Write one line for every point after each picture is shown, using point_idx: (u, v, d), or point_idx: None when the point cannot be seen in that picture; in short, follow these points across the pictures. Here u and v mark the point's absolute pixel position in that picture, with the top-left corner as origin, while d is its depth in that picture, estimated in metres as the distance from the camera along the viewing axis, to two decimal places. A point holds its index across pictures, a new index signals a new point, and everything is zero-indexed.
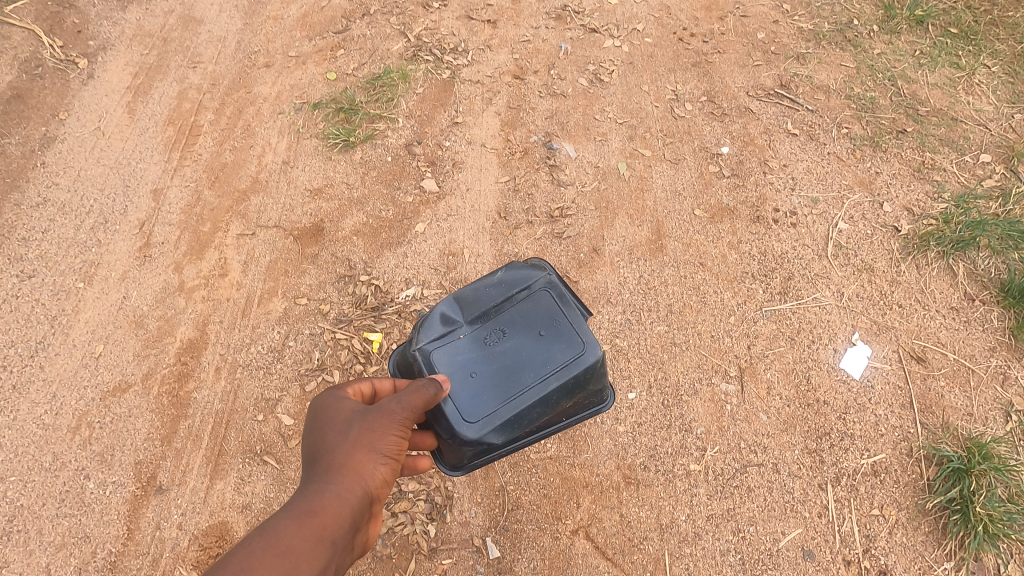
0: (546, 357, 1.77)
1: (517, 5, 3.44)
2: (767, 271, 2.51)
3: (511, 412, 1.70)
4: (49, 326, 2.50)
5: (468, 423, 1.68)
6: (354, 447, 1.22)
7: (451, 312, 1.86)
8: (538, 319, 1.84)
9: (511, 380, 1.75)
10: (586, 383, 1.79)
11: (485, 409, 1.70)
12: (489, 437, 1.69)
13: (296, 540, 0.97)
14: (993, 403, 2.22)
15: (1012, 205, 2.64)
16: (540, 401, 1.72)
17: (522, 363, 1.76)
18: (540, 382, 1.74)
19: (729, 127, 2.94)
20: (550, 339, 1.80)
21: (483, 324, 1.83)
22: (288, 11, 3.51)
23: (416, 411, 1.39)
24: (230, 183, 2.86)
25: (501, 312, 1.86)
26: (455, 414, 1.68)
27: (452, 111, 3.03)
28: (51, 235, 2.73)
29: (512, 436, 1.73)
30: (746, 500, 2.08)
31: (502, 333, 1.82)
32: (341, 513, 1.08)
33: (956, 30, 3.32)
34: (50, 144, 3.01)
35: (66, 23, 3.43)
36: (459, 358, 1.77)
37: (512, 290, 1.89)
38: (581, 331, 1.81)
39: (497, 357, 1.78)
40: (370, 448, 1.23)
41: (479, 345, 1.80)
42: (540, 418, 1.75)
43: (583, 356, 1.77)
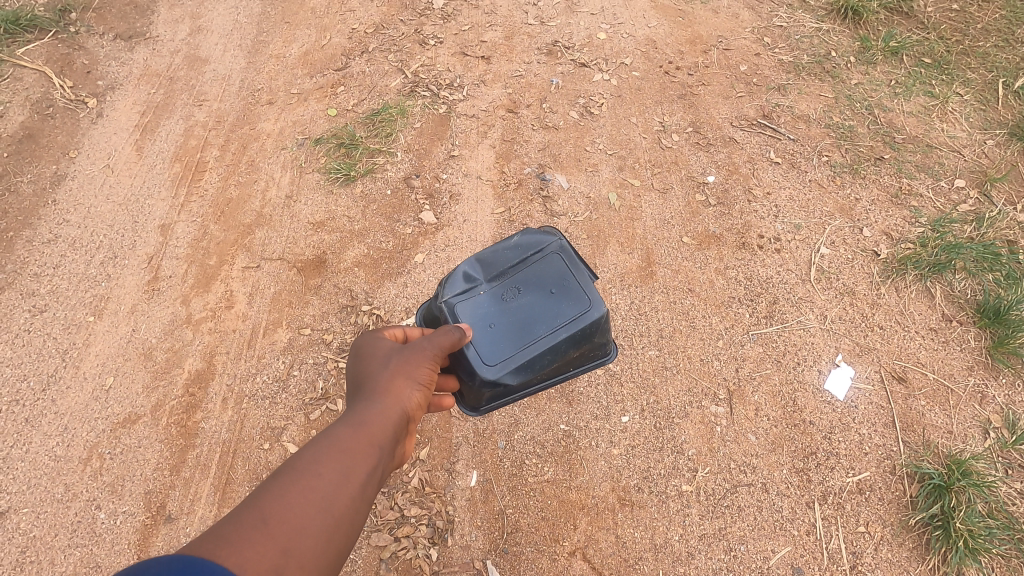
0: (557, 310, 1.89)
1: (510, 42, 3.60)
2: (753, 296, 2.61)
3: (524, 357, 1.81)
4: (60, 359, 2.59)
5: (485, 366, 1.79)
6: (395, 373, 1.38)
7: (470, 270, 1.99)
8: (549, 278, 1.96)
9: (525, 330, 1.86)
10: (593, 336, 1.90)
11: (501, 354, 1.81)
12: (505, 380, 1.80)
13: (350, 443, 1.14)
14: (972, 421, 2.31)
15: (986, 229, 2.76)
16: (552, 349, 1.83)
17: (535, 316, 1.87)
18: (551, 332, 1.84)
19: (714, 156, 3.07)
20: (560, 295, 1.92)
21: (500, 281, 1.96)
22: (290, 49, 3.65)
23: (447, 349, 1.55)
24: (235, 217, 2.97)
25: (516, 271, 1.98)
26: (474, 356, 1.79)
27: (449, 145, 3.15)
28: (62, 271, 2.83)
29: (526, 380, 1.84)
30: (737, 519, 2.15)
31: (517, 290, 1.94)
32: (388, 424, 1.25)
33: (929, 60, 3.48)
34: (60, 182, 3.12)
35: (76, 64, 3.56)
36: (477, 310, 1.89)
37: (526, 252, 2.02)
38: (589, 290, 1.93)
39: (512, 310, 1.89)
40: (409, 375, 1.40)
41: (496, 299, 1.92)
42: (550, 366, 1.85)
43: (590, 311, 1.88)
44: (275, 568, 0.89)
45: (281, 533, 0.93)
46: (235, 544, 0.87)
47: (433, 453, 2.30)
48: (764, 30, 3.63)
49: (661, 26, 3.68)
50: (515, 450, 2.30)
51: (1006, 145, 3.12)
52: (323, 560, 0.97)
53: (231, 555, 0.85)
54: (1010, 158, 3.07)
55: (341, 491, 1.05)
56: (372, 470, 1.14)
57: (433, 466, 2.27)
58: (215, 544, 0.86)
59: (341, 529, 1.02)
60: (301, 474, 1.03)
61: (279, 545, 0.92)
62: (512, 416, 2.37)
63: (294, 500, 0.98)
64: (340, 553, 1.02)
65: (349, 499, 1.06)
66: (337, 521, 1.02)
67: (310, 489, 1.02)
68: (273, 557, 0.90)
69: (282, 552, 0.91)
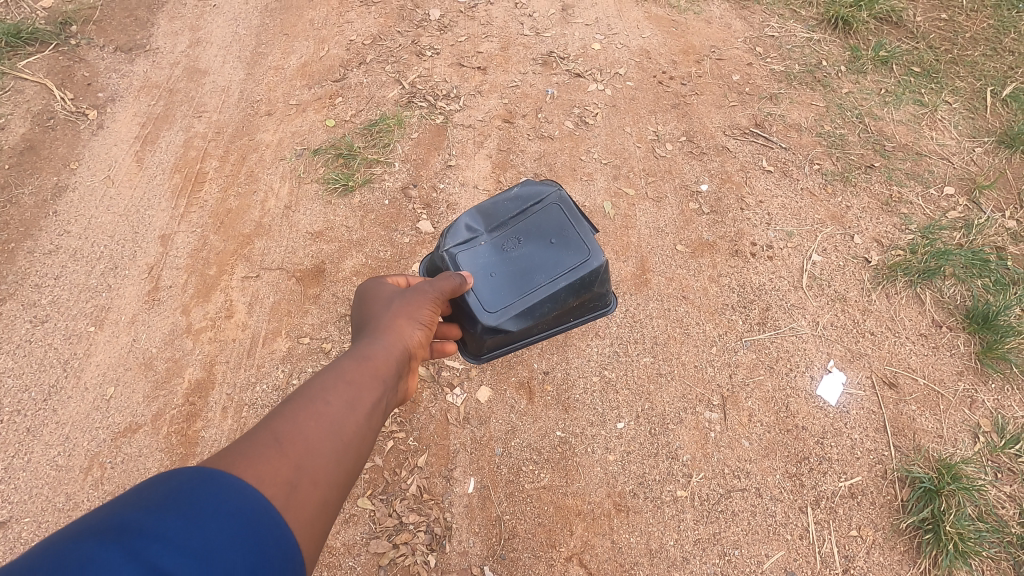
0: (556, 261, 2.04)
1: (505, 52, 3.65)
2: (746, 303, 2.65)
3: (525, 303, 1.98)
4: (62, 370, 2.61)
5: (489, 312, 1.96)
6: (391, 324, 1.54)
7: (474, 222, 2.14)
8: (549, 228, 2.11)
9: (525, 278, 2.02)
10: (591, 284, 2.06)
11: (504, 301, 1.98)
12: (506, 325, 1.97)
13: (352, 379, 1.28)
14: (962, 425, 2.35)
15: (974, 235, 2.80)
16: (550, 297, 2.00)
17: (535, 265, 2.03)
18: (550, 281, 2.01)
19: (707, 165, 3.11)
20: (559, 246, 2.07)
21: (501, 233, 2.11)
22: (289, 61, 3.70)
23: (441, 299, 1.72)
24: (234, 227, 3.00)
25: (517, 223, 2.13)
26: (477, 304, 1.96)
27: (445, 154, 3.19)
28: (63, 282, 2.86)
29: (527, 326, 2.01)
30: (731, 524, 2.18)
31: (517, 241, 2.09)
32: (387, 365, 1.40)
33: (919, 69, 3.53)
34: (61, 193, 3.15)
35: (77, 76, 3.60)
36: (481, 260, 2.05)
37: (528, 205, 2.16)
38: (587, 240, 2.08)
39: (514, 260, 2.06)
40: (404, 324, 1.55)
41: (498, 250, 2.08)
42: (549, 313, 2.03)
43: (587, 261, 2.03)
44: (289, 480, 1.01)
45: (293, 451, 1.05)
46: (250, 460, 0.99)
47: (431, 460, 2.33)
48: (756, 40, 3.69)
49: (654, 36, 3.74)
50: (512, 456, 2.33)
51: (995, 152, 3.17)
52: (333, 476, 1.09)
53: (247, 468, 0.97)
54: (998, 165, 3.12)
55: (346, 418, 1.19)
56: (375, 401, 1.28)
57: (432, 473, 2.30)
58: (233, 460, 0.98)
59: (349, 452, 1.15)
60: (309, 403, 1.16)
61: (292, 461, 1.04)
62: (509, 423, 2.40)
63: (303, 426, 1.11)
64: (350, 474, 1.15)
65: (354, 425, 1.19)
66: (344, 444, 1.15)
67: (318, 416, 1.15)
68: (287, 470, 1.02)
69: (295, 467, 1.03)
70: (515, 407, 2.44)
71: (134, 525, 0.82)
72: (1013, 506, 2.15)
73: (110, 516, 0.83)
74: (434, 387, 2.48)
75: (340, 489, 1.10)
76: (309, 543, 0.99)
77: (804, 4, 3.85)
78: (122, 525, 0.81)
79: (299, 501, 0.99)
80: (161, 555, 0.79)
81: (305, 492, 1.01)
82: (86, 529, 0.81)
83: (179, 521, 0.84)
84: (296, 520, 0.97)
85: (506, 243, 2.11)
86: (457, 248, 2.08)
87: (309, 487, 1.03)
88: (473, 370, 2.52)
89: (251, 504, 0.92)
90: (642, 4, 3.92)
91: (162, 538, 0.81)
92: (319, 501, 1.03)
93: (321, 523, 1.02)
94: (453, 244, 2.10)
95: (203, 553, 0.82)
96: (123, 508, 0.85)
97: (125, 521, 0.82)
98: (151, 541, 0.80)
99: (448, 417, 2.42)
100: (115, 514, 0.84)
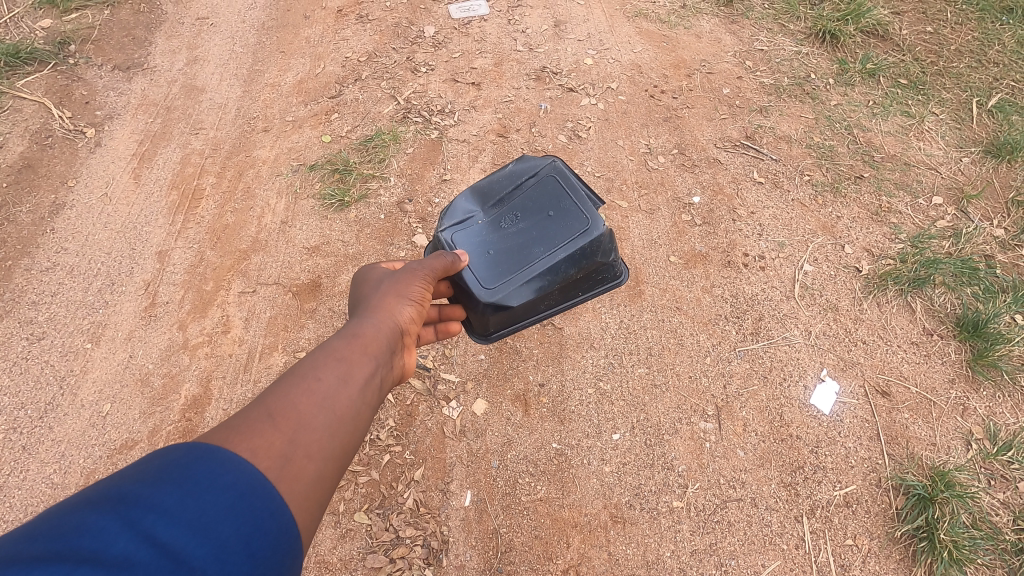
0: (555, 233, 2.06)
1: (499, 68, 3.70)
2: (739, 314, 2.68)
3: (524, 277, 1.99)
4: (58, 387, 2.62)
5: (488, 288, 1.98)
6: (382, 302, 1.56)
7: (470, 203, 2.19)
8: (545, 202, 2.14)
9: (523, 253, 2.04)
10: (593, 254, 2.04)
11: (503, 276, 2.00)
12: (507, 299, 1.97)
13: (344, 355, 1.30)
14: (954, 433, 2.36)
15: (963, 244, 2.84)
16: (550, 268, 2.00)
17: (533, 240, 2.05)
18: (549, 254, 2.02)
19: (699, 177, 3.15)
20: (558, 219, 2.09)
21: (496, 211, 2.15)
22: (285, 78, 3.75)
23: (434, 275, 1.74)
24: (232, 243, 3.02)
25: (513, 200, 2.17)
26: (475, 280, 1.98)
27: (441, 169, 3.23)
28: (60, 299, 2.87)
29: (529, 300, 2.00)
30: (727, 534, 2.18)
31: (514, 218, 2.13)
32: (379, 341, 1.42)
33: (905, 81, 3.59)
34: (59, 211, 3.17)
35: (75, 95, 3.64)
36: (477, 239, 2.09)
37: (522, 181, 2.20)
38: (585, 210, 2.08)
39: (511, 236, 2.08)
40: (394, 302, 1.57)
41: (495, 228, 2.12)
42: (552, 285, 2.01)
43: (587, 230, 2.03)
44: (283, 453, 1.02)
45: (286, 426, 1.07)
46: (244, 435, 1.01)
47: (427, 473, 2.33)
48: (746, 54, 3.75)
49: (645, 51, 3.79)
50: (508, 468, 2.34)
51: (981, 162, 3.22)
52: (327, 450, 1.11)
53: (241, 443, 0.99)
54: (985, 175, 3.16)
55: (339, 392, 1.20)
56: (367, 375, 1.30)
57: (428, 486, 2.30)
58: (227, 436, 1.00)
59: (343, 426, 1.17)
60: (301, 380, 1.17)
61: (285, 435, 1.05)
62: (505, 435, 2.41)
63: (295, 401, 1.13)
64: (344, 448, 1.16)
65: (348, 399, 1.21)
66: (337, 418, 1.16)
67: (311, 391, 1.16)
68: (281, 444, 1.03)
69: (289, 441, 1.04)
70: (511, 419, 2.45)
71: (131, 496, 0.84)
72: (1007, 513, 2.17)
73: (109, 487, 0.86)
74: (431, 400, 2.49)
75: (334, 463, 1.12)
76: (304, 515, 1.00)
77: (792, 18, 3.92)
78: (120, 496, 0.84)
79: (293, 473, 1.01)
80: (157, 525, 0.82)
81: (299, 465, 1.03)
82: (86, 499, 0.84)
83: (174, 494, 0.85)
84: (291, 492, 0.98)
85: (502, 221, 2.14)
86: (454, 229, 2.13)
87: (304, 460, 1.04)
88: (470, 383, 2.53)
89: (246, 478, 0.93)
90: (633, 19, 3.98)
91: (157, 509, 0.83)
92: (314, 473, 1.04)
93: (317, 495, 1.04)
94: (450, 225, 2.15)
95: (197, 525, 0.84)
96: (122, 480, 0.87)
97: (123, 492, 0.85)
98: (148, 512, 0.82)
99: (445, 430, 2.43)
100: (114, 486, 0.86)
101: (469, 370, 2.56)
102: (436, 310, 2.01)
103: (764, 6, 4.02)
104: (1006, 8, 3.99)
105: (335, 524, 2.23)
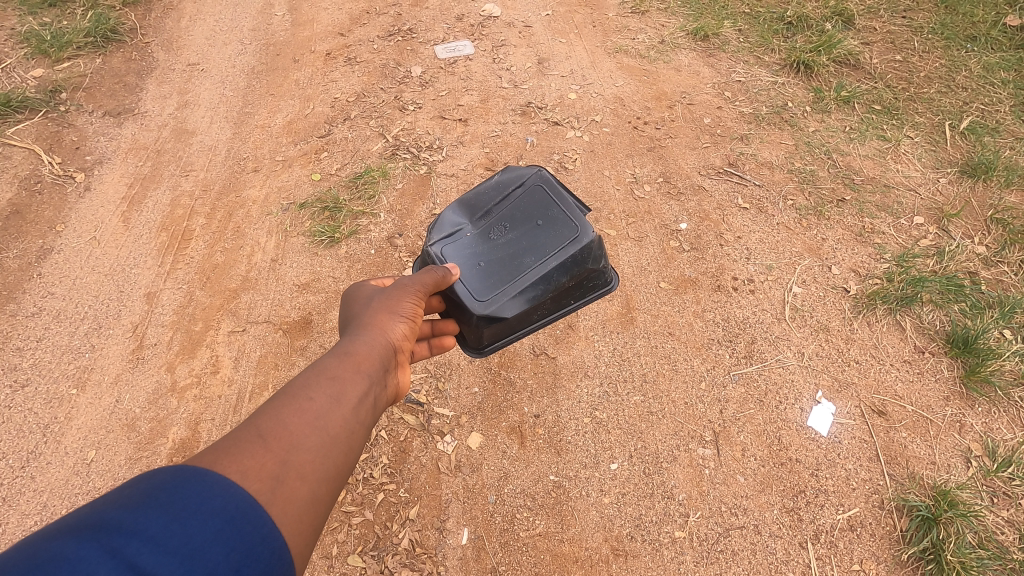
0: (546, 241, 2.07)
1: (486, 104, 3.79)
2: (731, 337, 2.68)
3: (516, 287, 2.00)
4: (41, 435, 2.55)
5: (481, 300, 1.98)
6: (373, 319, 1.55)
7: (458, 216, 2.20)
8: (534, 211, 2.15)
9: (514, 263, 2.05)
10: (584, 261, 2.05)
11: (495, 288, 2.01)
12: (501, 311, 1.97)
13: (336, 372, 1.28)
14: (954, 450, 2.35)
15: (947, 262, 2.88)
16: (542, 277, 2.01)
17: (524, 248, 2.07)
18: (541, 263, 2.03)
19: (685, 205, 3.20)
20: (548, 229, 2.10)
21: (486, 223, 2.17)
22: (275, 119, 3.80)
23: (425, 290, 1.74)
24: (221, 282, 3.01)
25: (501, 211, 2.19)
26: (468, 293, 1.99)
27: (430, 204, 3.25)
28: (46, 344, 2.83)
29: (523, 310, 2.00)
30: (730, 564, 2.13)
31: (503, 229, 2.15)
32: (372, 358, 1.40)
33: (879, 106, 3.70)
34: (46, 256, 3.15)
35: (65, 141, 3.67)
36: (468, 251, 2.10)
37: (509, 191, 2.21)
38: (574, 217, 2.10)
39: (501, 247, 2.10)
40: (387, 318, 1.57)
41: (485, 239, 2.13)
42: (544, 295, 2.02)
43: (578, 237, 2.05)
44: (275, 475, 1.00)
45: (278, 447, 1.05)
46: (233, 456, 0.98)
47: (422, 512, 2.27)
48: (724, 85, 3.87)
49: (627, 85, 3.90)
50: (506, 504, 2.29)
51: (958, 182, 3.30)
52: (321, 472, 1.09)
53: (231, 464, 0.97)
54: (963, 194, 3.23)
55: (331, 411, 1.18)
56: (362, 393, 1.28)
57: (424, 525, 2.24)
58: (216, 457, 0.97)
59: (337, 446, 1.15)
60: (292, 400, 1.16)
61: (277, 456, 1.03)
62: (502, 469, 2.37)
63: (286, 421, 1.11)
64: (338, 470, 1.14)
65: (341, 418, 1.19)
66: (331, 438, 1.14)
67: (303, 411, 1.14)
68: (272, 465, 1.01)
69: (281, 462, 1.02)
70: (507, 452, 2.41)
71: (115, 522, 0.80)
72: (1013, 532, 2.14)
73: (90, 514, 0.82)
74: (424, 435, 2.45)
75: (329, 484, 1.10)
76: (298, 539, 0.97)
77: (767, 50, 4.06)
78: (102, 522, 0.80)
79: (284, 496, 0.98)
80: (141, 552, 0.78)
81: (291, 486, 1.01)
82: (65, 526, 0.80)
83: (159, 519, 0.83)
84: (283, 515, 0.96)
85: (491, 232, 2.16)
86: (443, 243, 2.13)
87: (296, 482, 1.02)
88: (464, 417, 2.50)
89: (236, 501, 0.91)
90: (614, 55, 4.10)
91: (142, 535, 0.80)
92: (307, 495, 1.02)
93: (311, 519, 1.01)
94: (439, 239, 2.15)
95: (185, 552, 0.81)
96: (103, 506, 0.84)
97: (104, 517, 0.81)
98: (132, 539, 0.79)
99: (440, 466, 2.38)
100: (94, 512, 0.82)
101: (463, 404, 2.53)
102: (429, 326, 1.99)
103: (739, 39, 4.15)
104: (970, 36, 4.15)
105: (328, 568, 2.16)
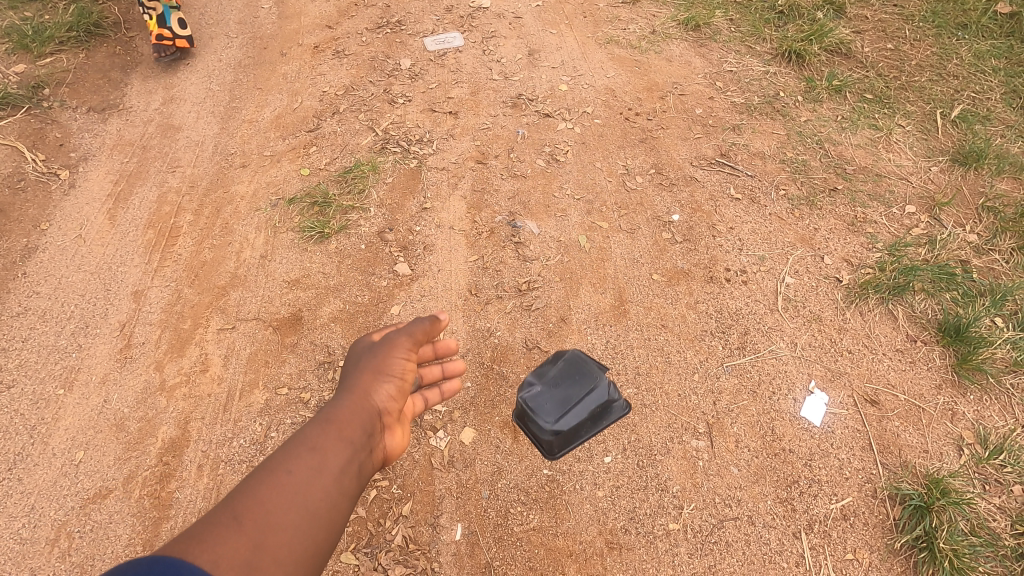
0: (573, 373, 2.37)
1: (476, 96, 3.75)
2: (724, 329, 2.68)
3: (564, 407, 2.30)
4: (28, 437, 2.52)
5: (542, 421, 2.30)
6: (364, 375, 1.46)
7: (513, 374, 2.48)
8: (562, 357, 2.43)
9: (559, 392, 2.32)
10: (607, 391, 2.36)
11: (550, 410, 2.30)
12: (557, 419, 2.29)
13: (319, 442, 1.24)
14: (946, 439, 2.36)
15: (939, 250, 2.88)
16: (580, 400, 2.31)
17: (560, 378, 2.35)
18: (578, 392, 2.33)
19: (677, 196, 3.19)
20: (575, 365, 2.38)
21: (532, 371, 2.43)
22: (262, 114, 3.75)
23: (417, 339, 1.57)
24: (209, 280, 2.97)
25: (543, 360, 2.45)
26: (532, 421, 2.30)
27: (420, 198, 3.22)
28: (32, 344, 2.79)
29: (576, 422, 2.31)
30: (726, 555, 2.13)
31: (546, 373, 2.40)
32: (357, 422, 1.33)
33: (871, 95, 3.69)
34: (30, 255, 3.10)
35: (48, 138, 3.61)
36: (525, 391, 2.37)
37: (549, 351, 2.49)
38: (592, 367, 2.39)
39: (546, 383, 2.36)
40: (377, 374, 1.46)
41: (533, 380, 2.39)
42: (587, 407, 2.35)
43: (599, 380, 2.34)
44: (247, 563, 1.00)
45: (253, 530, 1.05)
46: (206, 545, 0.99)
47: (416, 508, 2.26)
48: (716, 75, 3.85)
49: (618, 75, 3.87)
50: (499, 499, 2.28)
51: (950, 170, 3.29)
52: (298, 552, 1.08)
53: (202, 554, 0.97)
54: (954, 183, 3.24)
55: (311, 489, 1.16)
56: (344, 462, 1.24)
57: (417, 521, 2.23)
58: (188, 545, 0.98)
59: (316, 523, 1.13)
60: (271, 477, 1.14)
61: (251, 541, 1.03)
62: (495, 464, 2.36)
63: (264, 500, 1.10)
64: (319, 545, 1.12)
65: (321, 494, 1.17)
66: (309, 516, 1.13)
67: (281, 488, 1.13)
68: (245, 554, 1.01)
69: (255, 547, 1.02)
70: (500, 447, 2.40)
71: None
72: (1004, 518, 2.14)
73: None
74: (417, 431, 2.43)
75: (308, 563, 1.09)
76: None
77: (758, 40, 4.03)
78: None
79: None
80: None
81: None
82: None
83: None
84: None
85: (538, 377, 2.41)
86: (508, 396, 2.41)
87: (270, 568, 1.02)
88: (456, 412, 2.48)
89: None
90: (605, 46, 4.07)
91: None
92: None
93: None
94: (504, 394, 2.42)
95: None
96: None
97: None
98: None
99: (432, 462, 2.36)
100: None
101: (455, 399, 2.51)
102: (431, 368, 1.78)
103: (730, 29, 4.13)
104: (960, 24, 4.14)
105: None
